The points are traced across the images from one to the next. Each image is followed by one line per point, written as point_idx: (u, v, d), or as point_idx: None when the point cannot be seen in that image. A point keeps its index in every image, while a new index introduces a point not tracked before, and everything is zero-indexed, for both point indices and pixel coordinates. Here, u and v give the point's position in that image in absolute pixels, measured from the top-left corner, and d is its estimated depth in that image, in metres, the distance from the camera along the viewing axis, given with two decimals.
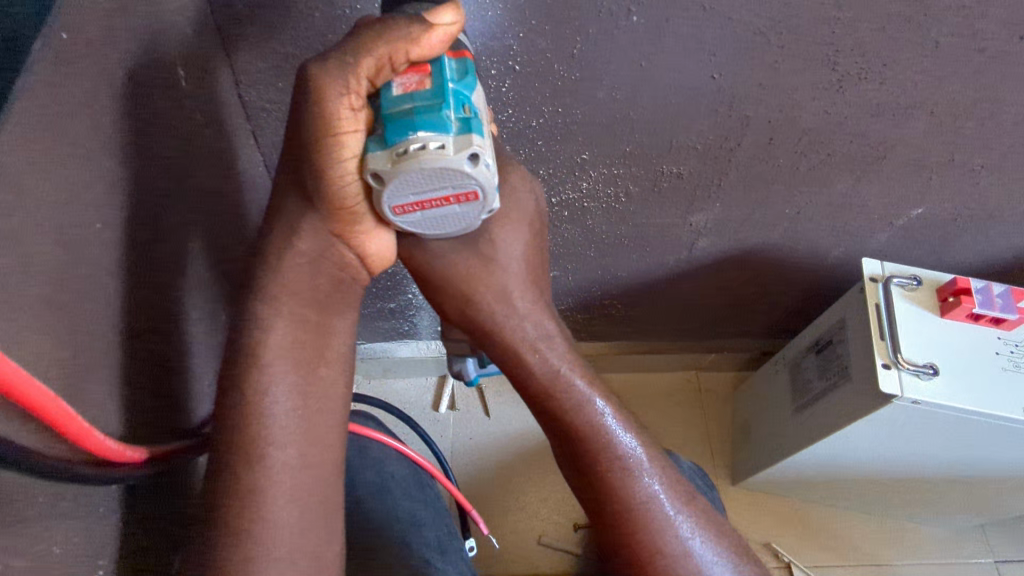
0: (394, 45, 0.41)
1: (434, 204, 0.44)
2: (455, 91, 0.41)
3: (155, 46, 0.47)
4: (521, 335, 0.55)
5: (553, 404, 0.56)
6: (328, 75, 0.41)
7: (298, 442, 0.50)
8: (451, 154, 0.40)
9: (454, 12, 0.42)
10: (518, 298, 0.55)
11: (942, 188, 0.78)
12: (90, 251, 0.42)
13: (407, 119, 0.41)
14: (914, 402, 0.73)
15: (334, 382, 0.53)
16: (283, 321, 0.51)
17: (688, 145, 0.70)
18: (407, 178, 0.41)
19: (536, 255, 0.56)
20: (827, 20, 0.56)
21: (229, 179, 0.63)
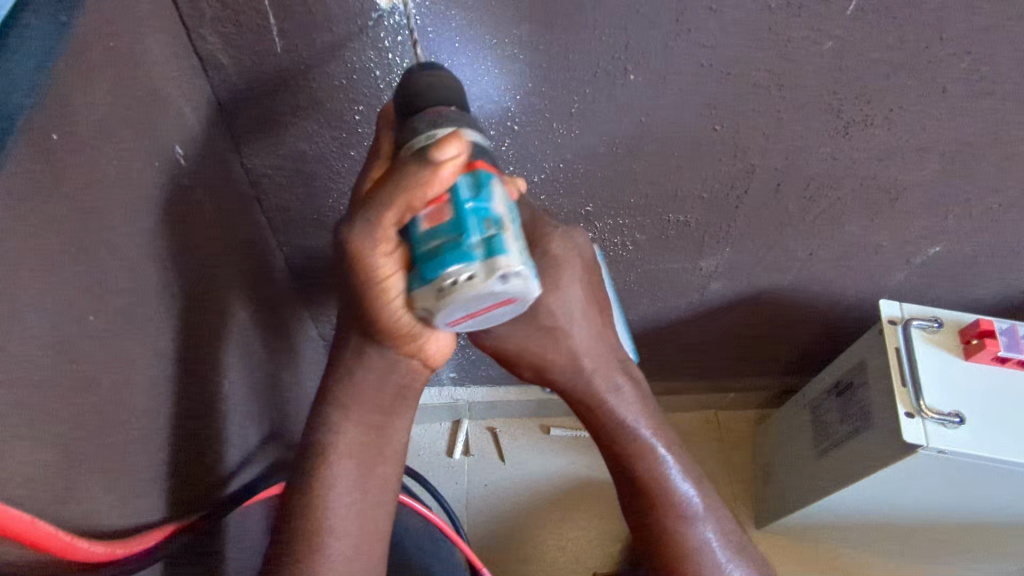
0: (408, 193, 0.39)
1: (483, 313, 0.43)
2: (475, 210, 0.40)
3: (157, 130, 0.48)
4: (591, 388, 0.56)
5: (616, 448, 0.57)
6: (356, 237, 0.41)
7: (350, 538, 0.51)
8: (482, 281, 0.39)
9: (456, 142, 0.37)
10: (586, 357, 0.55)
11: (959, 226, 0.76)
12: (91, 340, 0.42)
13: (437, 257, 0.40)
14: (940, 452, 0.71)
15: (390, 479, 0.54)
16: (350, 425, 0.52)
17: (694, 194, 0.69)
18: (451, 308, 0.41)
19: (596, 303, 0.55)
20: (830, 71, 0.55)
21: (240, 246, 0.64)
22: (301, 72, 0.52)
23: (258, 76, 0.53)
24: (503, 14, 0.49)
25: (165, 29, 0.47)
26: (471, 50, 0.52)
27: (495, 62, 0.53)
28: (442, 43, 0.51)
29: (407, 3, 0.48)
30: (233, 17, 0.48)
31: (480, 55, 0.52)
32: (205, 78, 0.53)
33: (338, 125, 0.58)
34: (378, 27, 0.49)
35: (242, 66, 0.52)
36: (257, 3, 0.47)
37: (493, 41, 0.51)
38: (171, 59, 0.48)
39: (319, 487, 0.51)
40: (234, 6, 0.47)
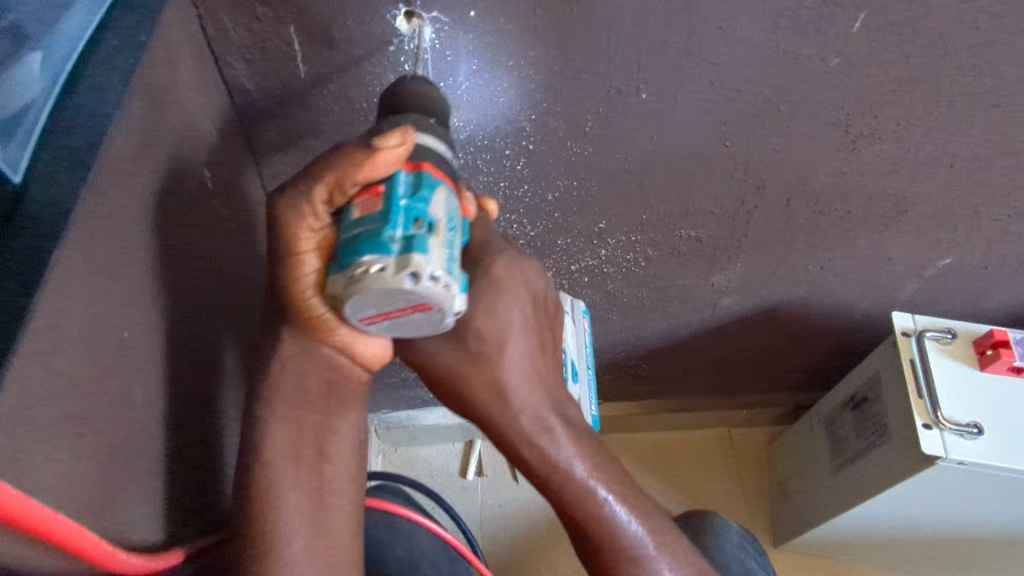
0: (341, 170, 0.42)
1: (399, 317, 0.42)
2: (408, 208, 0.40)
3: (185, 153, 0.50)
4: (517, 430, 0.52)
5: (554, 495, 0.54)
6: (285, 207, 0.44)
7: (306, 534, 0.51)
8: (392, 275, 0.38)
9: (399, 135, 0.41)
10: (517, 394, 0.51)
11: (969, 238, 0.76)
12: (125, 357, 0.43)
13: (354, 244, 0.40)
14: (959, 463, 0.71)
15: (335, 480, 0.53)
16: (278, 422, 0.52)
17: (705, 210, 0.70)
18: (361, 300, 0.40)
19: (532, 336, 0.52)
20: (838, 86, 0.57)
21: (258, 265, 0.65)
22: (322, 95, 0.54)
23: (280, 99, 0.54)
24: (519, 37, 0.50)
25: (195, 57, 0.49)
26: (487, 73, 0.53)
27: (511, 83, 0.54)
28: (459, 65, 0.53)
29: (426, 28, 0.49)
30: (260, 45, 0.50)
31: (496, 76, 0.54)
32: (229, 102, 0.55)
33: None
34: (399, 52, 0.51)
35: (266, 90, 0.54)
36: (283, 31, 0.49)
37: (509, 63, 0.52)
38: (201, 85, 0.50)
39: (266, 491, 0.51)
40: (261, 34, 0.49)
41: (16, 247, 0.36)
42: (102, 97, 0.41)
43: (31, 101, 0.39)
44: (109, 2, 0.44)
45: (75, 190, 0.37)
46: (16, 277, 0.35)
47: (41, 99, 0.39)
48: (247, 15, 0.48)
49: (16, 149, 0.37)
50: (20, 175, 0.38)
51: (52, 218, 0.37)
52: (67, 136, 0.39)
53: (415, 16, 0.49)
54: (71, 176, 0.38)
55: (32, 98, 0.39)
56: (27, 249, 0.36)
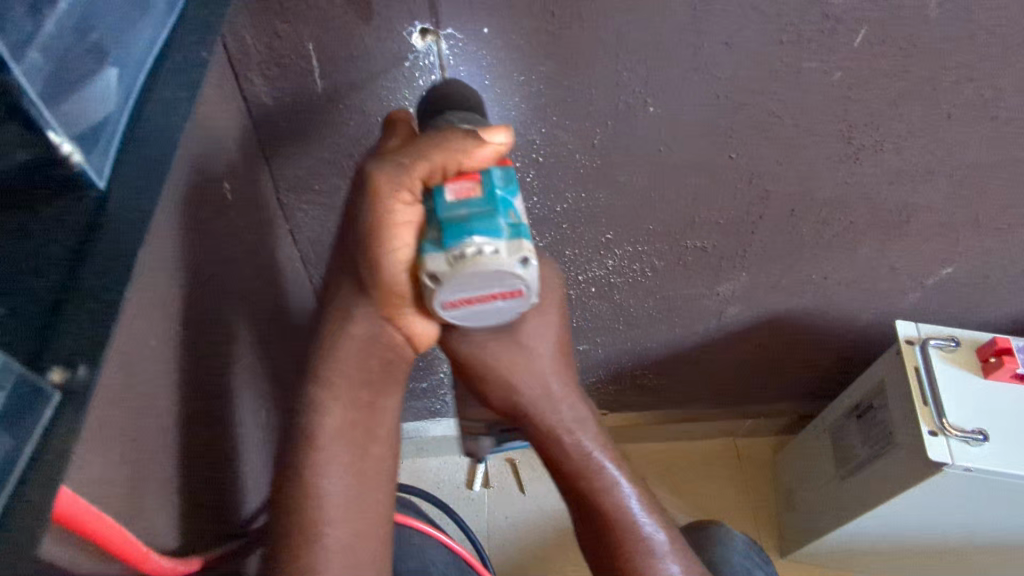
0: (448, 154, 0.41)
1: (483, 302, 0.43)
2: (504, 198, 0.42)
3: (207, 165, 0.51)
4: (556, 418, 0.53)
5: (581, 485, 0.54)
6: (381, 175, 0.42)
7: (349, 517, 0.48)
8: (505, 258, 0.40)
9: (505, 133, 0.42)
10: (555, 384, 0.53)
11: (971, 247, 0.78)
12: (149, 367, 0.44)
13: (462, 225, 0.41)
14: (965, 470, 0.71)
15: (382, 465, 0.51)
16: (339, 407, 0.49)
17: (711, 220, 0.71)
18: (465, 280, 0.41)
19: (566, 331, 0.54)
20: (840, 99, 0.58)
21: (271, 276, 0.66)
22: (338, 109, 0.56)
23: (297, 113, 0.56)
24: (531, 53, 0.52)
25: (217, 73, 0.50)
26: (498, 87, 0.55)
27: (522, 97, 0.55)
28: (472, 80, 0.54)
29: (441, 44, 0.51)
30: (279, 62, 0.51)
31: (507, 90, 0.55)
32: (248, 117, 0.56)
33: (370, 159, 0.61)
34: (414, 67, 0.52)
35: (283, 104, 0.55)
36: (301, 47, 0.50)
37: (520, 78, 0.54)
38: (222, 100, 0.51)
39: (313, 473, 0.48)
40: (280, 50, 0.50)
41: (102, 251, 0.36)
42: (169, 114, 0.41)
43: (109, 114, 0.39)
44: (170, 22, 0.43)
45: (149, 198, 0.39)
46: (99, 283, 0.35)
47: (117, 111, 0.39)
48: (267, 32, 0.49)
49: (97, 159, 0.38)
50: (104, 182, 0.38)
51: (132, 224, 0.37)
52: (139, 148, 0.40)
53: (430, 32, 0.50)
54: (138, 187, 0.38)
55: (111, 112, 0.39)
56: (104, 259, 0.36)
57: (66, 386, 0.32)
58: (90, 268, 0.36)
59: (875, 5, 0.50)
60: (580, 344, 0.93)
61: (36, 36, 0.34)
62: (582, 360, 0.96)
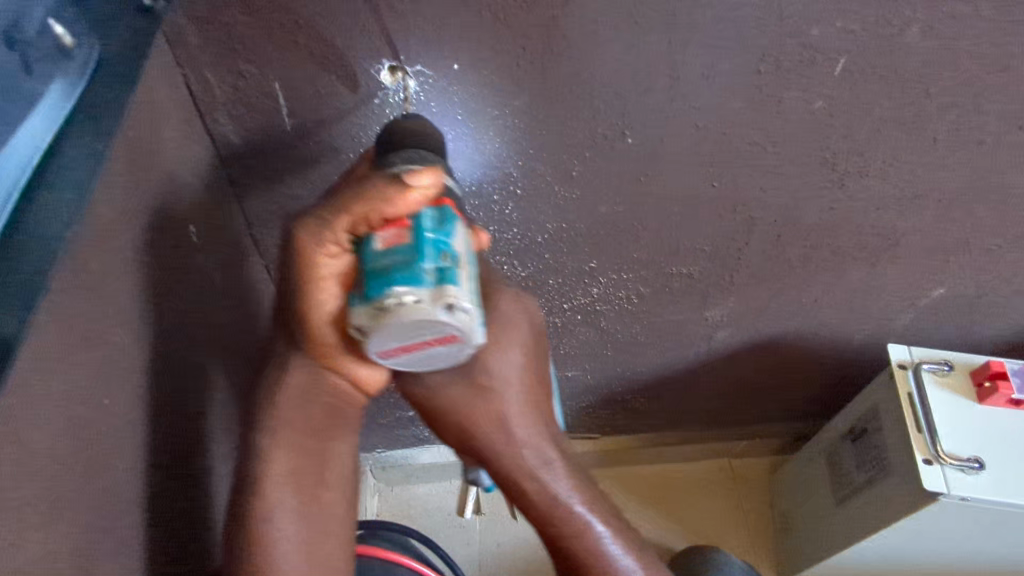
0: (369, 204, 0.41)
1: (422, 350, 0.42)
2: (435, 240, 0.41)
3: (170, 208, 0.49)
4: (520, 461, 0.50)
5: (554, 533, 0.51)
6: (306, 232, 0.43)
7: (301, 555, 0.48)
8: (428, 306, 0.39)
9: (433, 174, 0.40)
10: (517, 428, 0.50)
11: (962, 269, 0.76)
12: (106, 424, 0.42)
13: (386, 275, 0.40)
14: (962, 500, 0.70)
15: (335, 505, 0.50)
16: (284, 452, 0.49)
17: (696, 248, 0.70)
18: (390, 330, 0.40)
19: (532, 370, 0.51)
20: (822, 127, 0.57)
21: (247, 314, 0.65)
22: (308, 147, 0.54)
23: (266, 151, 0.55)
24: (502, 89, 0.50)
25: (181, 115, 0.49)
26: (471, 122, 0.53)
27: (496, 131, 0.54)
28: (444, 115, 0.53)
29: (410, 81, 0.50)
30: (245, 101, 0.50)
31: (480, 126, 0.54)
32: (215, 156, 0.55)
33: None
34: (384, 104, 0.51)
35: (251, 142, 0.54)
36: (266, 86, 0.49)
37: (493, 113, 0.53)
38: (186, 141, 0.50)
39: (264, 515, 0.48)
40: (245, 90, 0.49)
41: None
42: (60, 212, 0.37)
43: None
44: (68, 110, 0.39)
45: None
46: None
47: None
48: (230, 72, 0.48)
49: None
50: None
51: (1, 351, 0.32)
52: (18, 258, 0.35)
53: (399, 69, 0.49)
54: (16, 308, 0.34)
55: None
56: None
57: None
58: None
59: (852, 34, 0.49)
60: (568, 370, 0.91)
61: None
62: (571, 386, 0.95)
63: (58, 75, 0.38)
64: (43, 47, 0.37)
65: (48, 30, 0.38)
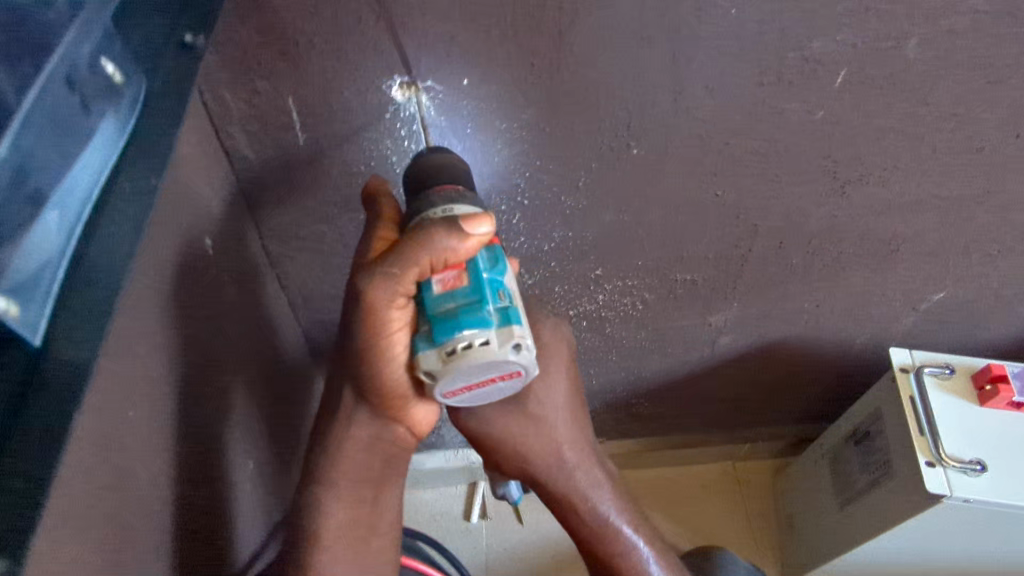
0: (432, 255, 0.43)
1: (482, 386, 0.45)
2: (490, 280, 0.44)
3: (189, 223, 0.50)
4: (571, 484, 0.56)
5: (601, 550, 0.58)
6: (375, 286, 0.44)
7: (345, 561, 0.54)
8: (496, 348, 0.42)
9: (488, 221, 0.43)
10: (567, 451, 0.56)
11: (961, 273, 0.77)
12: (130, 436, 0.43)
13: (451, 318, 0.43)
14: (965, 501, 0.70)
15: (383, 530, 0.55)
16: (343, 483, 0.54)
17: (700, 254, 0.71)
18: (459, 372, 0.43)
19: (577, 399, 0.57)
20: (824, 136, 0.58)
21: (259, 324, 0.66)
22: (321, 161, 0.55)
23: (279, 164, 0.56)
24: (511, 103, 0.52)
25: (198, 131, 0.50)
26: (480, 135, 0.55)
27: (504, 143, 0.55)
28: (454, 128, 0.54)
29: (421, 96, 0.51)
30: (260, 117, 0.51)
31: (489, 138, 0.55)
32: (230, 170, 0.56)
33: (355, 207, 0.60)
34: (395, 119, 0.52)
35: (265, 156, 0.55)
36: (282, 103, 0.50)
37: (502, 126, 0.54)
38: (203, 157, 0.51)
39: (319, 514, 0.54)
40: (261, 106, 0.50)
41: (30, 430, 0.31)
42: (111, 265, 0.35)
43: (48, 259, 0.33)
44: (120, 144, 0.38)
45: None
46: (30, 447, 0.31)
47: (55, 257, 0.34)
48: (247, 89, 0.49)
49: (33, 313, 0.32)
50: (38, 338, 0.33)
51: (69, 386, 0.32)
52: (84, 296, 0.35)
53: (410, 85, 0.50)
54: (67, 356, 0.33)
55: (49, 256, 0.33)
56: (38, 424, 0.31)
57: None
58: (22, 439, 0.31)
59: (853, 47, 0.50)
60: None
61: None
62: None
63: (111, 106, 0.37)
64: (97, 79, 0.36)
65: (99, 68, 0.36)
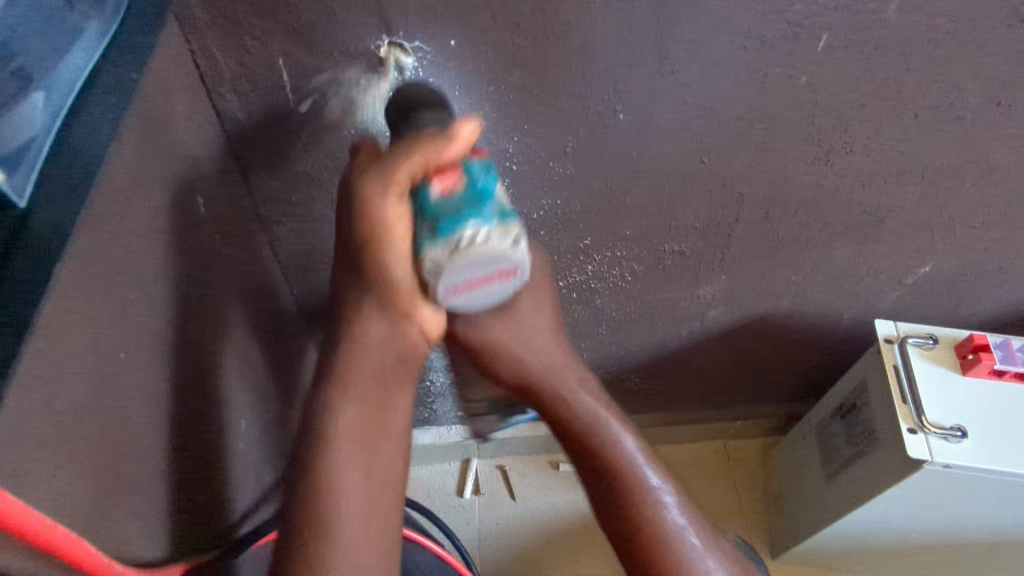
0: (430, 154, 0.44)
1: (483, 285, 0.47)
2: (488, 185, 0.46)
3: (178, 181, 0.51)
4: (550, 377, 0.55)
5: (585, 447, 0.55)
6: (372, 186, 0.45)
7: (360, 462, 0.49)
8: (497, 240, 0.44)
9: (477, 122, 0.45)
10: (546, 341, 0.55)
11: (946, 245, 0.78)
12: (117, 385, 0.44)
13: (455, 214, 0.44)
14: (945, 467, 0.72)
15: (395, 459, 0.50)
16: (352, 403, 0.49)
17: (687, 224, 0.72)
18: (464, 265, 0.45)
19: (555, 298, 0.57)
20: (806, 103, 0.59)
21: (249, 288, 0.67)
22: (310, 122, 0.56)
23: (270, 126, 0.57)
24: (498, 64, 0.52)
25: (189, 91, 0.51)
26: (467, 98, 0.55)
27: (491, 106, 0.56)
28: (441, 91, 0.55)
29: (407, 56, 0.52)
30: (250, 77, 0.52)
31: (476, 101, 0.56)
32: (221, 132, 0.57)
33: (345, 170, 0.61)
34: (382, 79, 0.53)
35: (256, 118, 0.56)
36: (270, 62, 0.51)
37: (488, 88, 0.54)
38: (193, 116, 0.52)
39: (332, 472, 0.48)
40: (250, 65, 0.51)
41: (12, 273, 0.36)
42: (81, 153, 0.40)
43: (31, 136, 0.39)
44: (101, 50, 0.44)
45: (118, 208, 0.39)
46: (17, 281, 0.36)
47: (42, 133, 0.40)
48: (236, 48, 0.50)
49: (20, 178, 0.38)
50: (24, 202, 0.38)
51: (46, 239, 0.37)
52: (62, 170, 0.39)
53: (396, 45, 0.51)
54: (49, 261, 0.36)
55: (34, 133, 0.39)
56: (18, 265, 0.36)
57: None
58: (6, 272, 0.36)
59: (834, 10, 0.51)
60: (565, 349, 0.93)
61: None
62: None
63: (95, 13, 0.43)
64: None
65: None
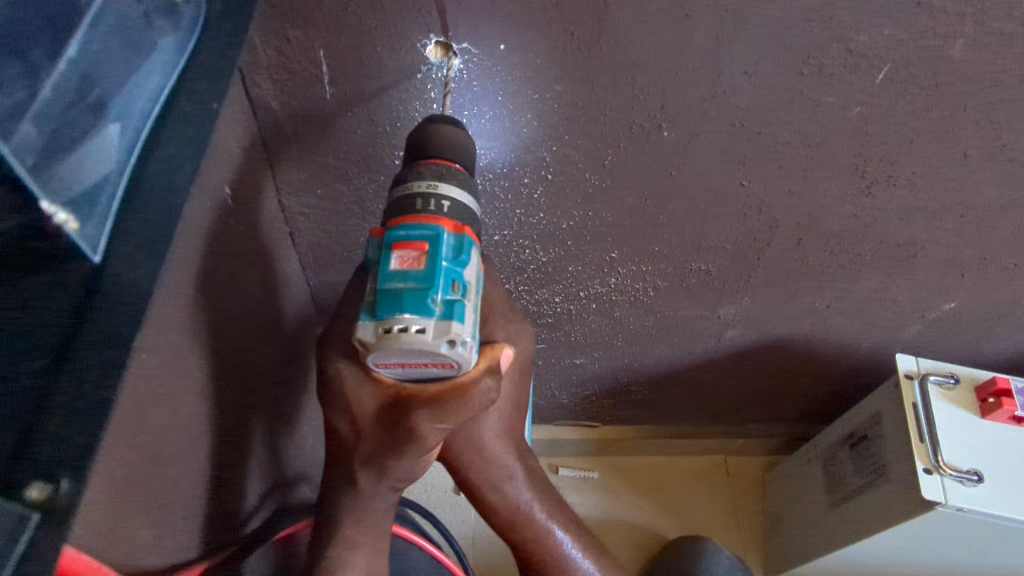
0: None
1: (416, 367, 0.43)
2: (447, 270, 0.42)
3: (210, 171, 0.50)
4: (483, 475, 0.55)
5: (517, 535, 0.58)
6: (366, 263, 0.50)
7: None
8: (430, 338, 0.40)
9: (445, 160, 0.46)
10: (487, 446, 0.54)
11: (975, 285, 0.77)
12: (135, 384, 0.43)
13: (394, 297, 0.41)
14: (959, 510, 0.71)
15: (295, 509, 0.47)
16: None
17: (718, 245, 0.71)
18: (388, 352, 0.41)
19: (513, 401, 0.55)
20: (857, 134, 0.57)
21: (269, 280, 0.65)
22: (346, 117, 0.54)
23: (304, 119, 0.55)
24: (546, 72, 0.50)
25: None
26: (510, 103, 0.53)
27: (533, 114, 0.54)
28: (482, 95, 0.53)
29: (454, 59, 0.50)
30: (289, 67, 0.50)
31: (519, 108, 0.54)
32: (254, 120, 0.55)
33: (374, 166, 0.59)
34: (426, 80, 0.51)
35: (290, 109, 0.54)
36: (312, 53, 0.49)
37: (533, 95, 0.53)
38: (227, 105, 0.50)
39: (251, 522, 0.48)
40: (290, 56, 0.49)
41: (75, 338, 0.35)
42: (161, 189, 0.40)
43: (107, 175, 0.38)
44: (181, 65, 0.43)
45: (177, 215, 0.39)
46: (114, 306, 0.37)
47: (116, 172, 0.39)
48: (278, 37, 0.48)
49: (94, 227, 0.37)
50: (98, 254, 0.37)
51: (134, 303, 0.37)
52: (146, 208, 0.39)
53: (445, 47, 0.49)
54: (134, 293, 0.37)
55: (109, 171, 0.38)
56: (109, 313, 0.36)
57: (46, 504, 0.32)
58: (78, 337, 0.36)
59: (899, 43, 0.49)
60: (577, 358, 0.92)
61: (27, 105, 0.34)
62: (578, 373, 0.96)
63: (170, 29, 0.42)
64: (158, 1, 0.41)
65: None
